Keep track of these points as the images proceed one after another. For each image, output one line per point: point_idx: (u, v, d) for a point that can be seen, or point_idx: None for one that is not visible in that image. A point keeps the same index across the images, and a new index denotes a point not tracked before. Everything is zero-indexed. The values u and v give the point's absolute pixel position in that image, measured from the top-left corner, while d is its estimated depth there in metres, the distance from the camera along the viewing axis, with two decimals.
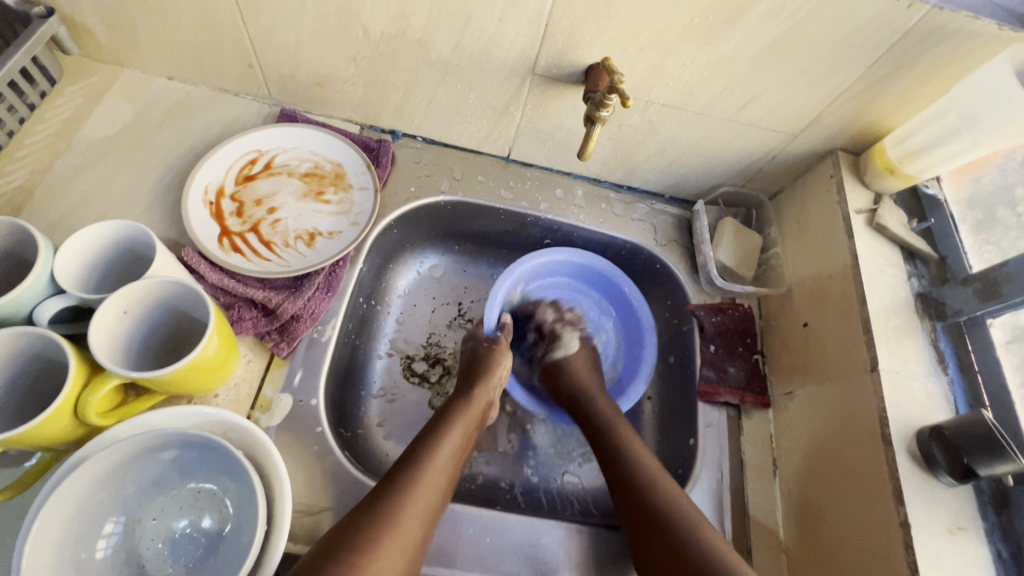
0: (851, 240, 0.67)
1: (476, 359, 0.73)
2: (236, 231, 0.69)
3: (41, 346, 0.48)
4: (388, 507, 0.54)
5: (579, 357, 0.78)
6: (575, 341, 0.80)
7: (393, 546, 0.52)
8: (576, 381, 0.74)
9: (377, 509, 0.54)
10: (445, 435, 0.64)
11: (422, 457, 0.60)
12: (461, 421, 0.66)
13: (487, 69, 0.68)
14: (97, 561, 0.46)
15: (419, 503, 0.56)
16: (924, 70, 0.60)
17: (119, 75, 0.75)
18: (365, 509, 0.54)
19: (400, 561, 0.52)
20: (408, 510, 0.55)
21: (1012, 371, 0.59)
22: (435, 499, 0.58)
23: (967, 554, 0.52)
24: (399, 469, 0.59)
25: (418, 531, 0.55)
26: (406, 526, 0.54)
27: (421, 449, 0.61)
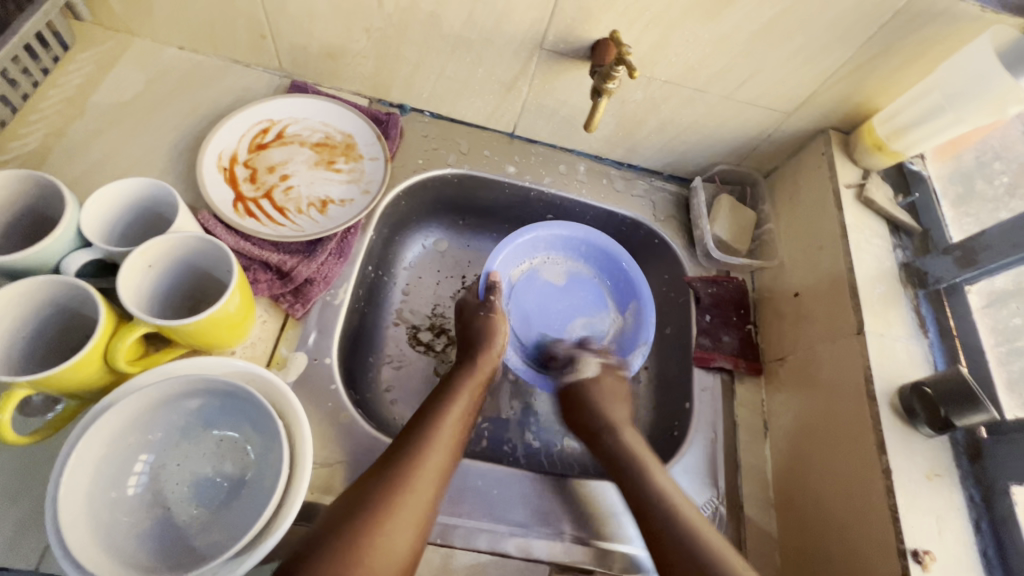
0: (840, 213, 0.71)
1: (472, 329, 0.73)
2: (250, 197, 0.71)
3: (69, 296, 0.50)
4: (399, 468, 0.55)
5: (598, 379, 0.73)
6: (594, 366, 0.74)
7: (407, 502, 0.53)
8: (601, 411, 0.69)
9: (389, 470, 0.55)
10: (451, 401, 0.64)
11: (430, 422, 0.61)
12: (467, 388, 0.67)
13: (497, 43, 0.70)
14: (128, 499, 0.49)
15: (429, 469, 0.56)
16: (912, 49, 0.63)
17: (130, 44, 0.75)
18: (379, 469, 0.55)
19: (415, 515, 0.53)
20: (420, 470, 0.56)
21: (988, 332, 0.63)
22: (447, 459, 0.59)
23: (943, 497, 0.56)
24: (409, 434, 0.59)
25: (433, 487, 0.56)
26: (419, 483, 0.55)
27: (424, 416, 0.62)
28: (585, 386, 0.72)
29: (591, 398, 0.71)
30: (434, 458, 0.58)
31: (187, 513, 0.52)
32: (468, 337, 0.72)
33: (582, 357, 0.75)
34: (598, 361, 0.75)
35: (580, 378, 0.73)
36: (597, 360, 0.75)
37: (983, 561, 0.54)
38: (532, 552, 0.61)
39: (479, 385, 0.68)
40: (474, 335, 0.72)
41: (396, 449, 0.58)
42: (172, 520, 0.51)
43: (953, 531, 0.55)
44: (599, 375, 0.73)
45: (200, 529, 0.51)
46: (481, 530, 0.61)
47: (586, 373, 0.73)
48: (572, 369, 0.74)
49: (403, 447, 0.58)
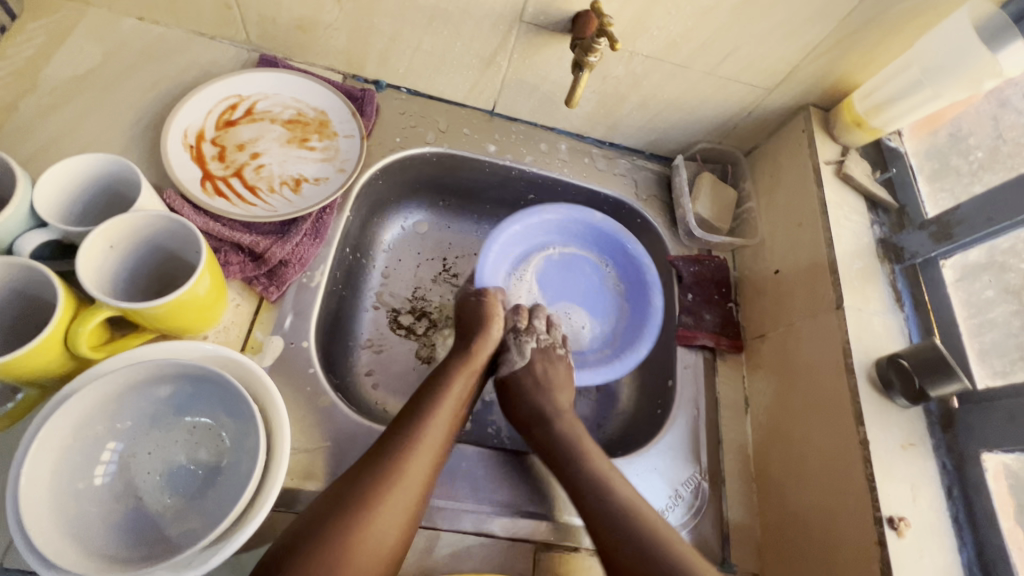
0: (820, 189, 0.72)
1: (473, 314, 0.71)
2: (219, 175, 0.68)
3: (26, 279, 0.47)
4: (383, 475, 0.53)
5: (619, 376, 0.72)
6: (527, 352, 0.71)
7: (389, 514, 0.51)
8: (544, 402, 0.67)
9: (374, 470, 0.53)
10: (439, 396, 0.61)
11: (417, 419, 0.58)
12: (459, 380, 0.64)
13: (474, 15, 0.67)
14: (96, 489, 0.47)
15: (418, 469, 0.54)
16: (893, 22, 0.63)
17: (84, 13, 0.71)
18: (359, 473, 0.52)
19: (396, 528, 0.51)
20: (405, 478, 0.53)
21: (960, 306, 0.64)
22: (432, 464, 0.56)
23: (917, 464, 0.58)
24: (396, 429, 0.57)
25: (417, 495, 0.53)
26: (403, 492, 0.53)
27: (416, 412, 0.59)
28: (618, 389, 0.71)
29: (555, 392, 0.69)
30: (420, 464, 0.55)
31: (160, 502, 0.50)
32: (465, 324, 0.70)
33: (517, 343, 0.71)
34: (534, 346, 0.72)
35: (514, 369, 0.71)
36: (606, 359, 0.74)
37: (954, 526, 0.56)
38: (518, 532, 0.61)
39: (471, 376, 0.66)
40: (472, 320, 0.70)
41: (380, 448, 0.55)
42: (145, 510, 0.49)
43: (927, 498, 0.56)
44: (532, 359, 0.71)
45: (175, 518, 0.49)
46: (466, 511, 0.61)
47: (516, 363, 0.71)
48: (506, 359, 0.72)
49: (388, 446, 0.55)
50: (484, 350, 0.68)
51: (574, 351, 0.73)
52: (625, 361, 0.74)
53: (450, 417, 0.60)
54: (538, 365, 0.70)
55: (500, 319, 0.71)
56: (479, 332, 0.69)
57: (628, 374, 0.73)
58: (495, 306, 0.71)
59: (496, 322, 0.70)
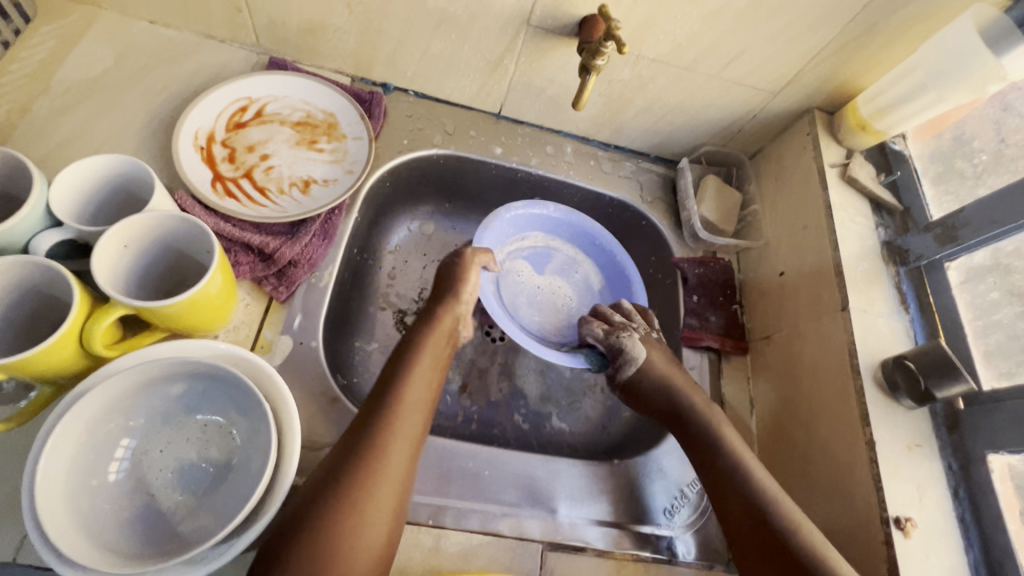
0: (825, 191, 0.72)
1: (445, 276, 0.69)
2: (229, 177, 0.68)
3: (42, 278, 0.47)
4: (367, 444, 0.53)
5: (660, 356, 0.69)
6: (643, 344, 0.68)
7: (378, 483, 0.52)
8: (667, 390, 0.67)
9: (357, 445, 0.53)
10: (410, 362, 0.61)
11: (395, 385, 0.58)
12: (429, 345, 0.63)
13: (482, 19, 0.68)
14: (110, 486, 0.47)
15: (400, 439, 0.55)
16: (897, 26, 0.64)
17: (97, 17, 0.72)
18: (342, 449, 0.53)
19: (391, 496, 0.52)
20: (388, 447, 0.54)
21: (966, 307, 0.64)
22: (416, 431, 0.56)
23: (923, 465, 0.58)
24: (375, 401, 0.57)
25: (404, 465, 0.54)
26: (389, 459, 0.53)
27: (389, 381, 0.59)
28: (658, 369, 0.68)
29: (663, 378, 0.68)
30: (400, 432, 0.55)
31: (171, 499, 0.50)
32: (436, 286, 0.69)
33: (629, 340, 0.69)
34: (638, 337, 0.70)
35: (637, 367, 0.68)
36: (639, 336, 0.69)
37: (960, 526, 0.57)
38: (524, 532, 0.61)
39: (442, 338, 0.65)
40: (443, 281, 0.69)
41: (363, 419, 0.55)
42: (156, 507, 0.49)
43: (933, 499, 0.57)
44: (647, 348, 0.69)
45: (186, 515, 0.50)
46: (473, 510, 0.61)
47: (636, 360, 0.68)
48: (624, 357, 0.68)
49: (372, 415, 0.55)
50: (457, 310, 0.67)
51: (630, 338, 0.69)
52: (653, 339, 0.71)
53: (426, 381, 0.60)
54: (634, 365, 0.68)
55: (474, 281, 0.69)
56: (449, 291, 0.67)
57: (664, 353, 0.70)
58: (471, 269, 0.69)
59: (469, 280, 0.68)
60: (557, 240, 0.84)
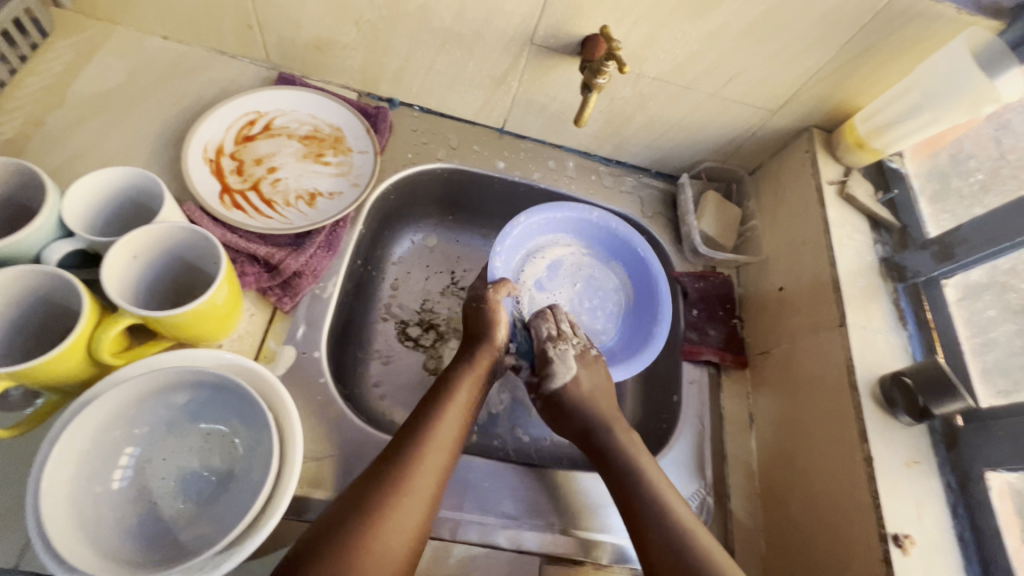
0: (823, 208, 0.73)
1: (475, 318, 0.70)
2: (237, 189, 0.70)
3: (52, 287, 0.48)
4: (399, 471, 0.54)
5: (577, 380, 0.66)
6: (573, 363, 0.67)
7: (404, 507, 0.52)
8: (589, 411, 0.65)
9: (383, 475, 0.54)
10: (445, 400, 0.62)
11: (428, 418, 0.59)
12: (465, 386, 0.65)
13: (487, 37, 0.70)
14: (113, 493, 0.48)
15: (425, 473, 0.55)
16: (893, 48, 0.65)
17: (112, 32, 0.74)
18: (370, 477, 0.54)
19: (414, 524, 0.52)
20: (418, 475, 0.55)
21: (964, 324, 0.65)
22: (445, 463, 0.57)
23: (922, 482, 0.58)
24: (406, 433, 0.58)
25: (428, 496, 0.54)
26: (418, 485, 0.54)
27: (425, 415, 0.60)
28: (568, 392, 0.66)
29: (576, 402, 0.66)
30: (431, 463, 0.56)
31: (174, 508, 0.51)
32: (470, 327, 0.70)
33: (558, 355, 0.67)
34: (574, 353, 0.68)
35: (559, 383, 0.67)
36: (573, 352, 0.68)
37: (959, 545, 0.56)
38: (523, 545, 0.61)
39: (479, 381, 0.66)
40: (477, 326, 0.70)
41: (395, 448, 0.56)
42: (159, 515, 0.50)
43: (932, 517, 0.57)
44: (578, 370, 0.67)
45: (187, 524, 0.50)
46: (472, 522, 0.61)
47: (562, 376, 0.66)
48: (549, 371, 0.67)
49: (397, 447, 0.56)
50: (494, 355, 0.68)
51: (563, 355, 0.67)
52: (588, 355, 0.69)
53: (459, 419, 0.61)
54: (559, 381, 0.67)
55: (505, 322, 0.70)
56: (487, 335, 0.68)
57: (604, 376, 0.68)
58: (500, 312, 0.70)
59: (501, 324, 0.69)
60: (593, 251, 0.82)
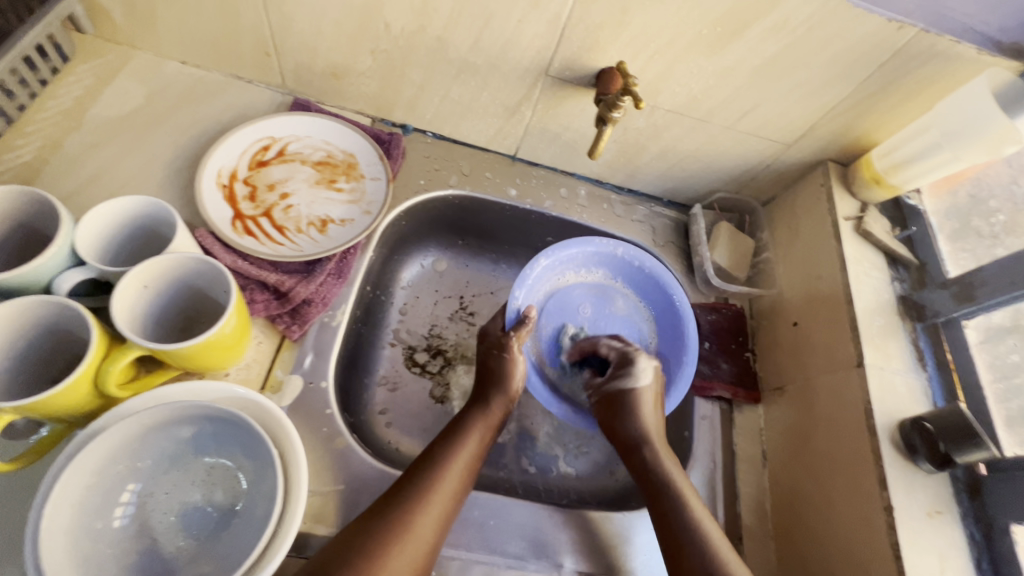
0: (840, 244, 0.72)
1: (493, 370, 0.68)
2: (249, 215, 0.70)
3: (60, 317, 0.48)
4: (401, 513, 0.54)
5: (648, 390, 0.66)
6: (650, 373, 0.67)
7: (406, 551, 0.52)
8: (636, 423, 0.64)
9: (383, 520, 0.53)
10: (455, 446, 0.61)
11: (435, 464, 0.59)
12: (477, 432, 0.64)
13: (502, 68, 0.70)
14: (113, 530, 0.47)
15: (427, 522, 0.54)
16: (911, 86, 0.64)
17: (131, 56, 0.75)
18: (369, 520, 0.53)
19: (409, 567, 0.51)
20: (421, 517, 0.54)
21: (986, 368, 0.63)
22: (448, 509, 0.56)
23: (944, 535, 0.56)
24: (411, 477, 0.57)
25: (429, 545, 0.54)
26: (419, 529, 0.53)
27: (433, 458, 0.60)
28: (634, 394, 0.65)
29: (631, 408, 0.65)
30: (434, 506, 0.55)
31: (174, 544, 0.50)
32: (483, 375, 0.69)
33: (638, 361, 0.68)
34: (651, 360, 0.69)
35: (635, 385, 0.66)
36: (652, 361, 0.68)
37: None
38: None
39: (490, 427, 0.66)
40: (489, 373, 0.69)
41: (400, 490, 0.56)
42: (159, 552, 0.49)
43: (955, 571, 0.55)
44: (647, 386, 0.66)
45: (188, 561, 0.49)
46: (477, 562, 0.60)
47: (637, 379, 0.66)
48: (624, 371, 0.67)
49: (399, 492, 0.56)
50: (507, 400, 0.68)
51: (641, 364, 0.68)
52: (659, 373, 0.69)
53: (467, 466, 0.60)
54: (631, 381, 0.66)
55: (522, 373, 0.69)
56: (499, 382, 0.68)
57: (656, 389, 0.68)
58: (518, 361, 0.69)
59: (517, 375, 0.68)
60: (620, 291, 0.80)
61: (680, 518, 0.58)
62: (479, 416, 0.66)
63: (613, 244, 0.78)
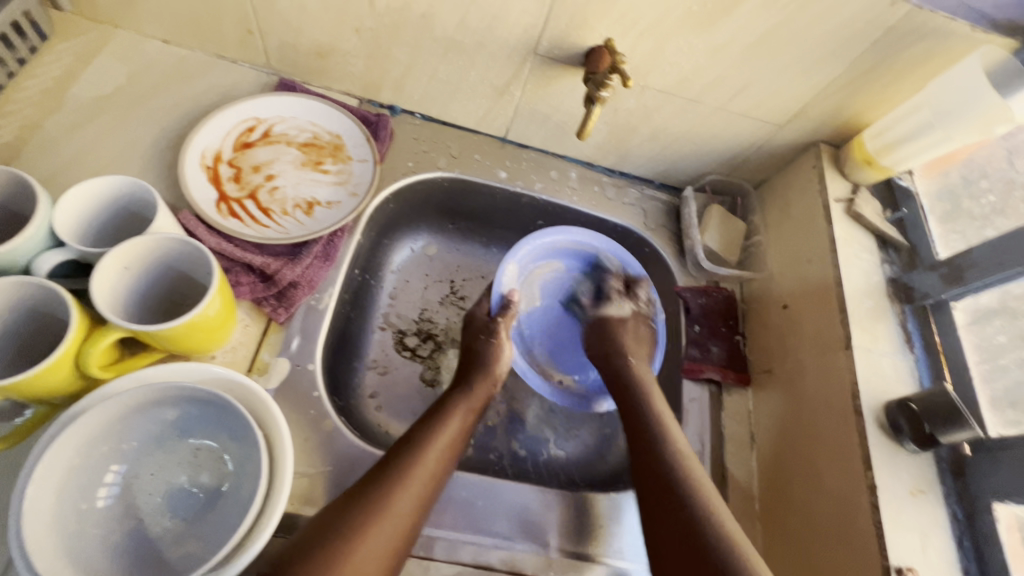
0: (831, 226, 0.71)
1: (479, 353, 0.71)
2: (234, 197, 0.69)
3: (40, 297, 0.48)
4: (381, 490, 0.54)
5: (625, 320, 0.77)
6: (626, 307, 0.78)
7: (384, 528, 0.52)
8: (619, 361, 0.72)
9: (363, 497, 0.53)
10: (438, 426, 0.62)
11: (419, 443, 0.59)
12: (460, 413, 0.65)
13: (489, 47, 0.69)
14: (98, 511, 0.47)
15: (406, 498, 0.54)
16: (904, 65, 0.63)
17: (111, 35, 0.73)
18: (351, 500, 0.53)
19: (387, 544, 0.52)
20: (400, 495, 0.54)
21: (972, 349, 0.63)
22: (429, 487, 0.57)
23: (927, 512, 0.56)
24: (393, 457, 0.58)
25: (408, 521, 0.54)
26: (398, 506, 0.54)
27: (415, 437, 0.60)
28: (610, 324, 0.77)
29: (608, 331, 0.77)
30: (415, 481, 0.56)
31: (160, 525, 0.50)
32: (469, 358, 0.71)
33: (617, 304, 0.78)
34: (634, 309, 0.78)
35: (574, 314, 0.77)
36: (632, 308, 0.77)
37: None
38: (518, 566, 0.60)
39: (473, 409, 0.66)
40: (475, 357, 0.71)
41: (382, 468, 0.57)
42: (145, 532, 0.49)
43: (937, 548, 0.55)
44: (629, 316, 0.77)
45: (174, 541, 0.49)
46: (465, 542, 0.60)
47: (623, 311, 0.77)
48: (608, 304, 0.79)
49: (379, 472, 0.56)
50: (492, 383, 0.69)
51: (619, 303, 0.79)
52: (642, 321, 0.77)
53: (448, 447, 0.61)
54: (618, 312, 0.78)
55: (507, 357, 0.71)
56: (483, 367, 0.70)
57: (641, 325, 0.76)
58: (505, 345, 0.72)
59: (503, 360, 0.71)
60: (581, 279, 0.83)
61: (687, 489, 0.57)
62: (462, 400, 0.66)
63: (586, 234, 0.80)
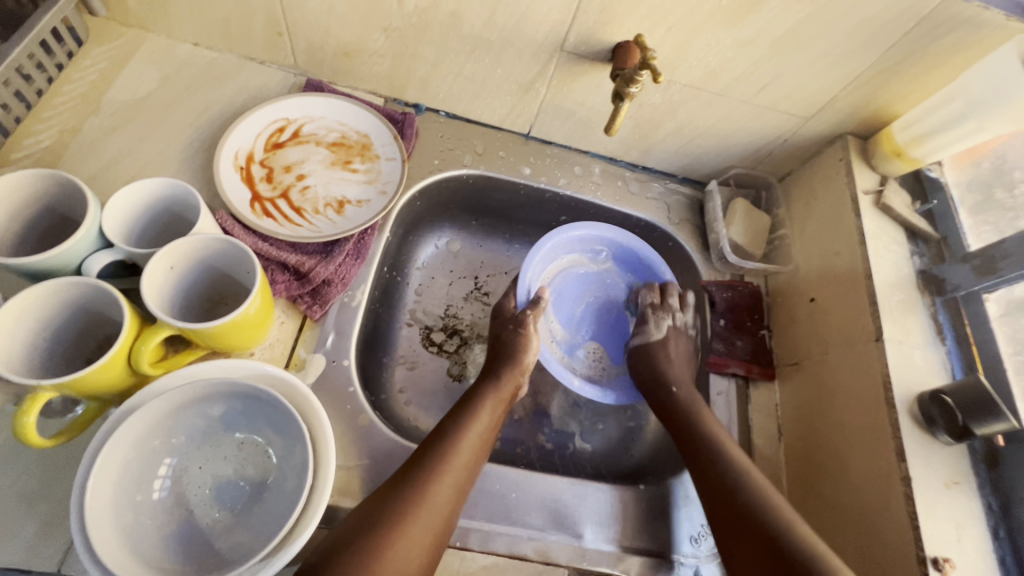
0: (859, 219, 0.71)
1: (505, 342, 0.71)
2: (267, 197, 0.70)
3: (92, 297, 0.49)
4: (419, 481, 0.55)
5: (665, 339, 0.75)
6: (667, 328, 0.76)
7: (423, 517, 0.53)
8: (659, 366, 0.73)
9: (401, 489, 0.55)
10: (469, 417, 0.63)
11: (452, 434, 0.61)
12: (490, 404, 0.66)
13: (516, 44, 0.69)
14: (152, 502, 0.49)
15: (443, 488, 0.56)
16: (936, 55, 0.63)
17: (144, 39, 0.74)
18: (390, 491, 0.55)
19: (426, 533, 0.53)
20: (437, 485, 0.56)
21: (1006, 341, 0.63)
22: (462, 480, 0.58)
23: (961, 503, 0.57)
24: (427, 448, 0.59)
25: (446, 507, 0.55)
26: (436, 495, 0.55)
27: (448, 429, 0.61)
28: (652, 349, 0.75)
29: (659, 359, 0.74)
30: (450, 475, 0.57)
31: (210, 516, 0.51)
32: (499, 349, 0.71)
33: (656, 318, 0.77)
34: (670, 323, 0.77)
35: (649, 339, 0.76)
36: (670, 322, 0.77)
37: (1001, 568, 0.55)
38: (550, 556, 0.62)
39: (503, 400, 0.68)
40: (503, 347, 0.71)
41: (417, 462, 0.57)
42: (195, 523, 0.51)
43: (972, 539, 0.55)
44: (669, 335, 0.76)
45: (223, 532, 0.51)
46: (499, 533, 0.61)
47: (652, 334, 0.76)
48: (642, 329, 0.77)
49: (415, 463, 0.57)
50: (519, 376, 0.70)
51: (658, 318, 0.77)
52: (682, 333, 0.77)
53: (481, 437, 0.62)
54: (646, 335, 0.76)
55: (535, 349, 0.71)
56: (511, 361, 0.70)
57: (684, 348, 0.76)
58: (533, 336, 0.71)
59: (529, 352, 0.71)
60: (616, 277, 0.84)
61: (719, 463, 0.62)
62: (492, 391, 0.67)
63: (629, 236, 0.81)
